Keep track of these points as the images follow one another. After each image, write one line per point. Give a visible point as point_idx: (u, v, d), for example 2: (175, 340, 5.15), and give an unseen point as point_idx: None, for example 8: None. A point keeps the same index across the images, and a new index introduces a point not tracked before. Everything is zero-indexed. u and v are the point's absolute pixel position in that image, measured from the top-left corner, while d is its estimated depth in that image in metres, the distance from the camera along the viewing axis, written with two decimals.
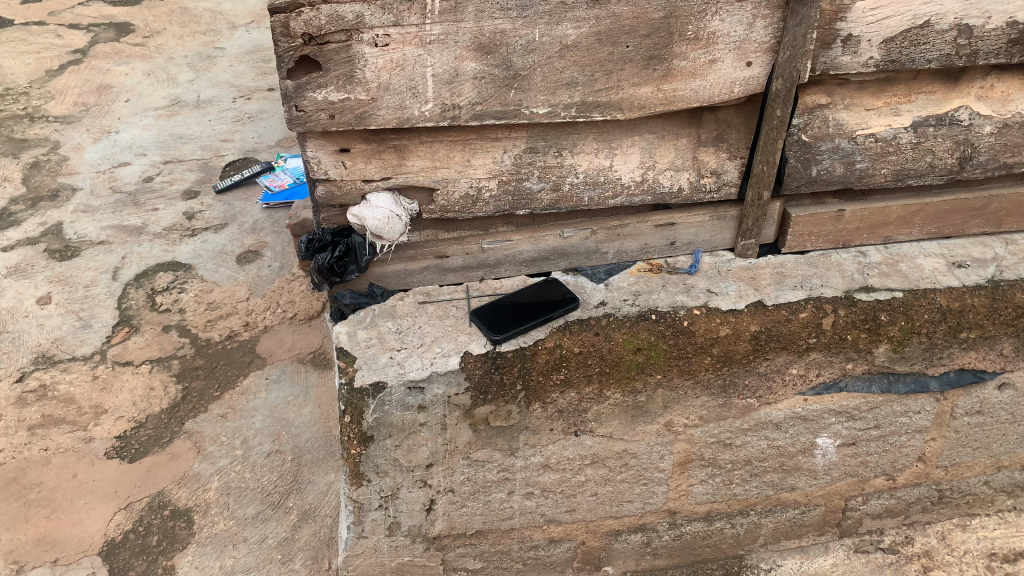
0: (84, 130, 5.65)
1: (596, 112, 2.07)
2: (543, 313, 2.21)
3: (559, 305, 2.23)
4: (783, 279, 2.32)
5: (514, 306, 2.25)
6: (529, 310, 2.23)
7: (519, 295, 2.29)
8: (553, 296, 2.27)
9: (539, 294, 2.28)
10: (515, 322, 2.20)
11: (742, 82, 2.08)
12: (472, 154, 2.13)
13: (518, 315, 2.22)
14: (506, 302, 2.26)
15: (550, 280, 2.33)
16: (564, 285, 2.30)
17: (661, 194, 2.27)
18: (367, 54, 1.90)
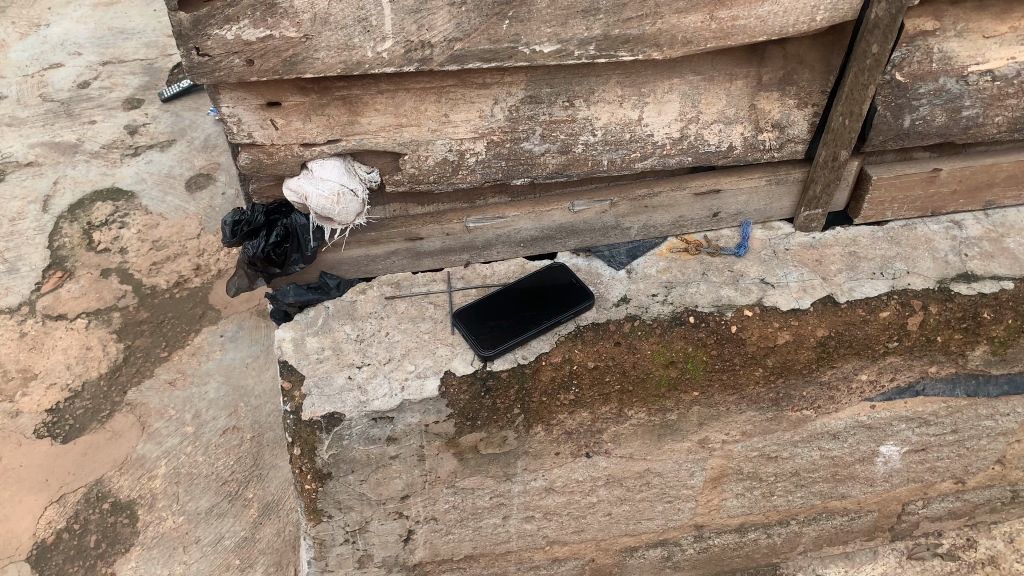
0: (9, 24, 4.90)
1: (623, 50, 1.47)
2: (550, 314, 1.70)
3: (569, 302, 1.72)
4: (858, 263, 1.79)
5: (504, 307, 1.73)
6: (531, 311, 1.72)
7: (518, 287, 1.77)
8: (562, 289, 1.75)
9: (544, 286, 1.77)
10: (513, 327, 1.69)
11: (829, 6, 1.47)
12: (451, 106, 1.56)
13: (517, 317, 1.71)
14: (501, 297, 1.75)
15: (557, 266, 1.80)
16: (575, 274, 1.78)
17: (705, 155, 1.70)
18: None
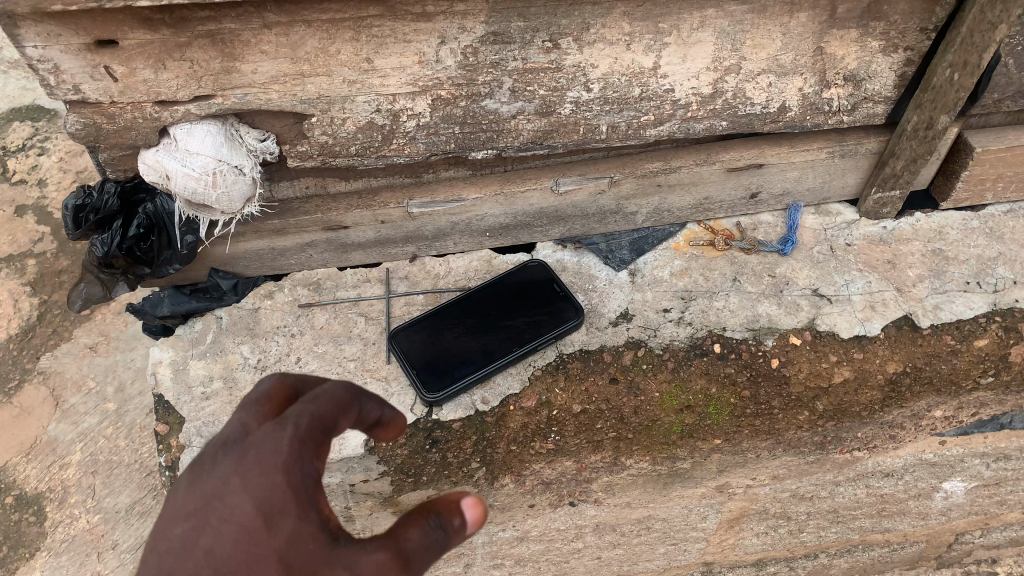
0: None
1: None
2: (519, 340, 1.23)
3: (546, 322, 1.24)
4: (947, 267, 1.31)
5: (462, 324, 1.26)
6: (492, 334, 1.24)
7: (475, 300, 1.29)
8: (536, 302, 1.27)
9: (511, 297, 1.29)
10: (470, 359, 1.22)
11: None
12: (374, 48, 1.04)
13: (474, 342, 1.24)
14: (453, 315, 1.27)
15: (530, 266, 1.32)
16: (556, 278, 1.30)
17: (745, 118, 1.20)
18: None
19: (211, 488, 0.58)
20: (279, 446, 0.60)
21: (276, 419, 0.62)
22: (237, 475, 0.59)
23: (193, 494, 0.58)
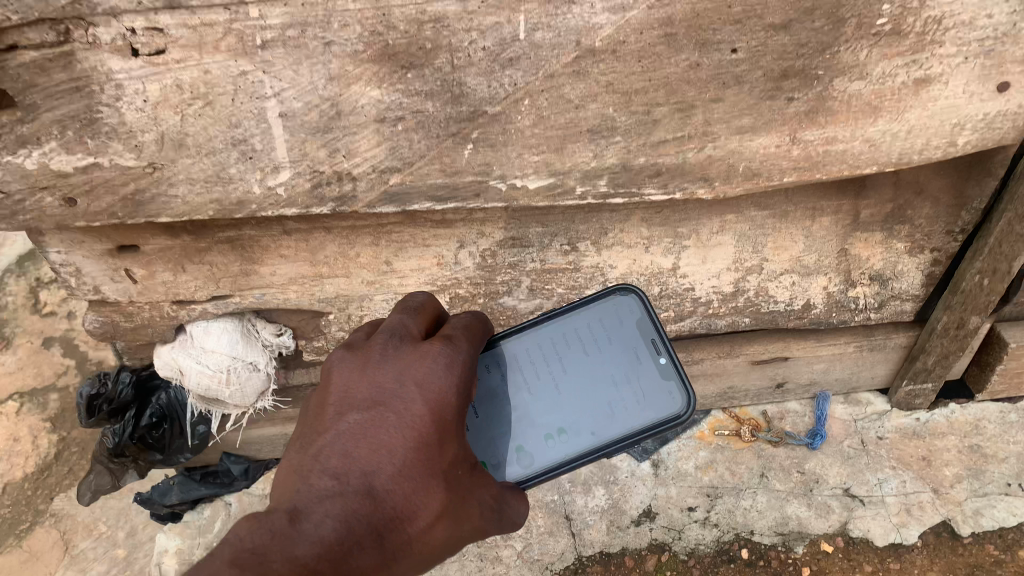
0: None
1: (654, 187, 0.97)
2: (590, 436, 0.89)
3: (632, 405, 0.90)
4: (984, 466, 1.24)
5: (523, 379, 0.91)
6: (549, 415, 0.90)
7: (529, 342, 0.92)
8: (623, 368, 0.92)
9: (584, 352, 0.93)
10: (530, 440, 0.88)
11: (979, 127, 0.94)
12: (391, 251, 1.05)
13: (537, 422, 0.89)
14: (496, 361, 0.90)
15: (618, 295, 0.93)
16: (653, 320, 0.92)
17: (770, 313, 1.18)
18: (118, 77, 0.82)
19: (382, 384, 0.65)
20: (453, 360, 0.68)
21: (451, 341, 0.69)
22: (407, 375, 0.65)
23: (365, 380, 0.65)
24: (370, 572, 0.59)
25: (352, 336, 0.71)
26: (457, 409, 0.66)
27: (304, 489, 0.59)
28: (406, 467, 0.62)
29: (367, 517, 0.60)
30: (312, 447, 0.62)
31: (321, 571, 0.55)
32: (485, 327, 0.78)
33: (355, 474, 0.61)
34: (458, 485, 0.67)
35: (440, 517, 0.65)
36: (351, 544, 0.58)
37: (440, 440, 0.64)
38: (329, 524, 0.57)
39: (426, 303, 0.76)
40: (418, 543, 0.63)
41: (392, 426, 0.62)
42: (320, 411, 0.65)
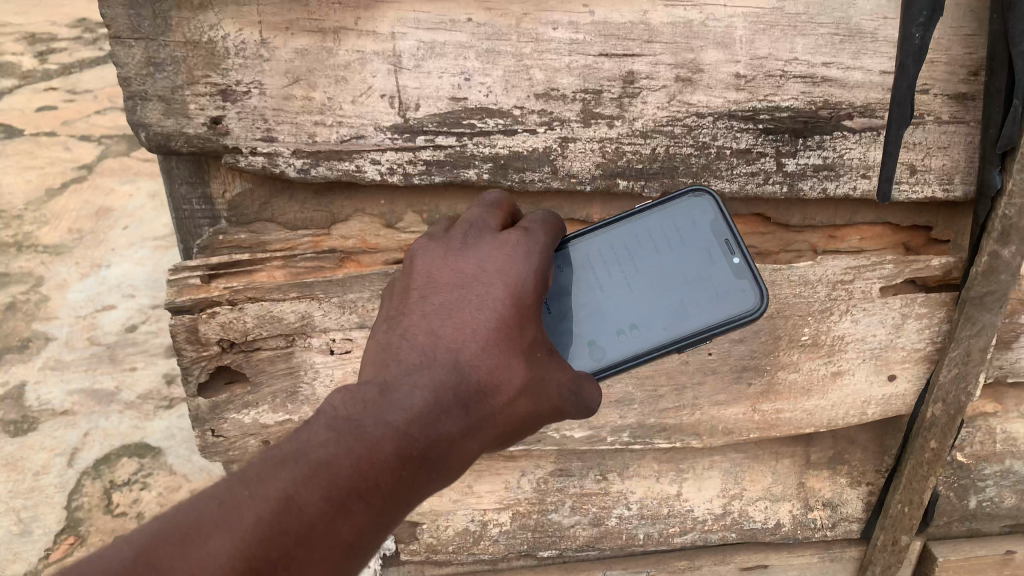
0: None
1: (661, 437, 1.41)
2: (657, 330, 1.04)
3: (710, 300, 1.05)
4: None
5: (595, 268, 1.07)
6: (621, 312, 1.06)
7: (609, 234, 1.08)
8: (699, 262, 1.07)
9: (660, 241, 1.08)
10: (602, 338, 1.04)
11: (880, 401, 1.39)
12: (474, 476, 1.49)
13: (608, 317, 1.05)
14: (578, 258, 1.07)
15: (694, 195, 1.08)
16: (726, 220, 1.06)
17: (751, 530, 1.55)
18: (318, 365, 1.30)
19: (464, 271, 0.87)
20: (523, 259, 0.89)
21: (522, 248, 0.90)
22: (487, 272, 0.86)
23: (448, 283, 0.85)
24: (457, 437, 0.76)
25: (434, 232, 0.95)
26: (532, 297, 0.87)
27: (393, 360, 0.77)
28: (484, 341, 0.80)
29: (454, 389, 0.76)
30: (401, 322, 0.82)
31: (408, 431, 0.72)
32: (558, 224, 1.00)
33: (441, 349, 0.78)
34: (536, 366, 0.86)
35: (521, 381, 0.83)
36: (439, 412, 0.74)
37: (516, 317, 0.84)
38: (416, 395, 0.74)
39: (499, 200, 0.98)
40: (502, 413, 0.81)
41: (469, 306, 0.83)
42: (411, 290, 0.86)
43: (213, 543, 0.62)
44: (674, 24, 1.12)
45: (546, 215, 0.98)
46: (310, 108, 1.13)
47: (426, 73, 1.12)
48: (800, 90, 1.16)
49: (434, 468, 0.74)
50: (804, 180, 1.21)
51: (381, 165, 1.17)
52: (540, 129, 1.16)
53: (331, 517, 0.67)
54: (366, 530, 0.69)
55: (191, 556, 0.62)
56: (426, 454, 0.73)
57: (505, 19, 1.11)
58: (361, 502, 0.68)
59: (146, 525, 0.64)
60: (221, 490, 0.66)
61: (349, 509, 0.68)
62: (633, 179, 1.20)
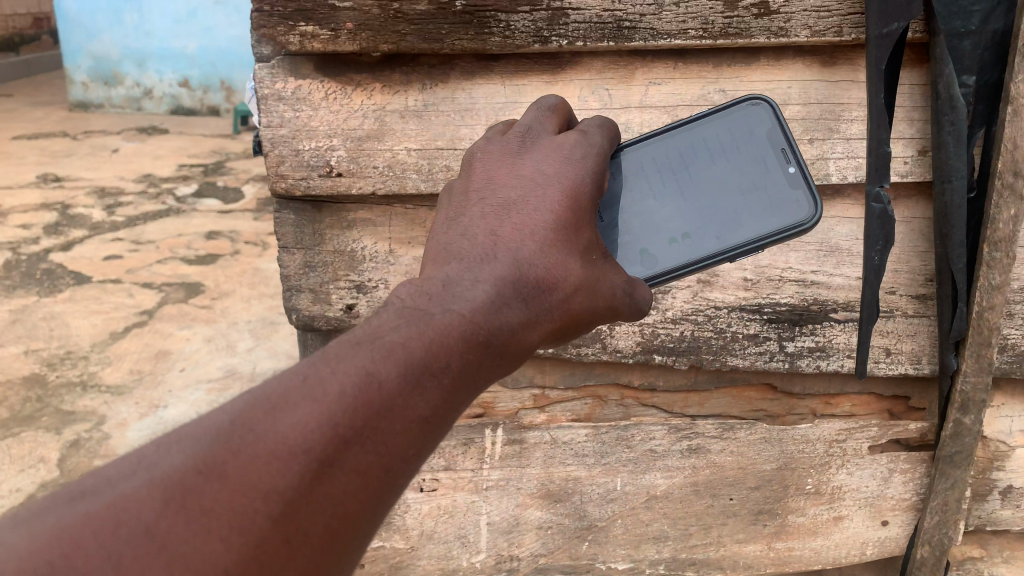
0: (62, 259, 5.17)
1: (691, 570, 1.67)
2: (710, 240, 1.10)
3: (762, 211, 1.11)
4: None
5: (653, 159, 1.15)
6: (674, 221, 1.12)
7: (666, 144, 1.16)
8: (754, 178, 1.13)
9: (717, 151, 1.15)
10: (654, 245, 1.10)
11: (876, 543, 1.65)
12: None
13: (660, 228, 1.12)
14: (633, 166, 1.15)
15: (752, 105, 1.15)
16: (782, 127, 1.13)
17: None
18: (409, 499, 1.61)
19: (524, 172, 0.89)
20: (581, 155, 0.93)
21: (578, 138, 0.95)
22: (547, 165, 0.90)
23: (512, 176, 0.89)
24: (523, 324, 0.77)
25: (492, 134, 0.97)
26: (591, 185, 0.90)
27: (456, 257, 0.78)
28: (544, 241, 0.83)
29: (518, 279, 0.78)
30: (463, 221, 0.84)
31: (473, 319, 0.73)
32: (614, 129, 1.03)
33: (502, 245, 0.80)
34: (594, 266, 0.89)
35: (585, 276, 0.86)
36: (502, 300, 0.76)
37: (576, 220, 0.87)
38: (478, 289, 0.75)
39: (557, 105, 1.01)
40: (567, 302, 0.84)
41: (530, 207, 0.85)
42: (469, 193, 0.89)
43: (300, 414, 0.63)
44: None
45: (601, 120, 1.01)
46: None
47: None
48: (795, 290, 1.51)
49: (503, 354, 0.76)
50: (802, 358, 1.53)
51: None
52: None
53: (406, 392, 0.67)
54: (447, 407, 0.70)
55: (282, 423, 0.63)
56: (506, 342, 0.75)
57: None
58: (433, 380, 0.69)
59: (235, 399, 0.65)
60: (302, 368, 0.66)
61: (423, 386, 0.69)
62: (667, 355, 1.54)
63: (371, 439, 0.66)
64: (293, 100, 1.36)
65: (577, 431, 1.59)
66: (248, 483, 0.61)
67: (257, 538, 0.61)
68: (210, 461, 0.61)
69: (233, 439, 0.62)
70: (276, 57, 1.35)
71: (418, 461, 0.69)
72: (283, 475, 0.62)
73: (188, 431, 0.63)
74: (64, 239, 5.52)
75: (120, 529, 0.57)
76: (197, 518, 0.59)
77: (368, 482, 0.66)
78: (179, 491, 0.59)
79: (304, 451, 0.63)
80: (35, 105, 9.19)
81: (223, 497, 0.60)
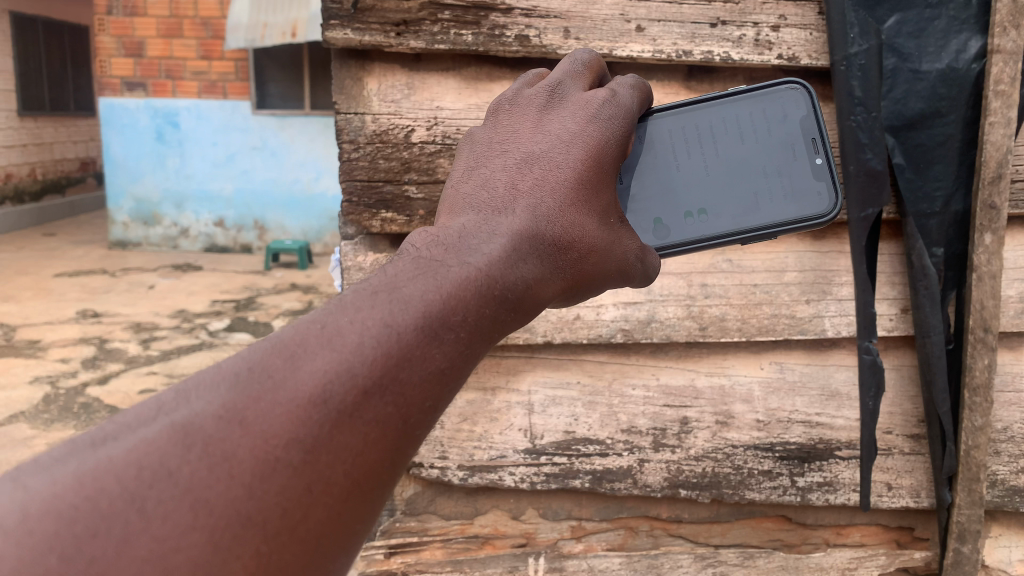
0: (103, 391, 5.38)
1: None
2: (724, 221, 1.21)
3: (779, 198, 1.21)
4: None
5: (681, 126, 1.24)
6: (693, 196, 1.22)
7: (699, 114, 1.24)
8: (776, 166, 1.23)
9: (746, 131, 1.24)
10: (668, 216, 1.20)
11: None
12: None
13: (676, 202, 1.21)
14: (661, 133, 1.24)
15: (791, 89, 1.24)
16: (815, 116, 1.22)
17: None
18: None
19: (551, 125, 0.87)
20: (610, 112, 0.91)
21: (607, 94, 0.93)
22: (574, 119, 0.88)
23: (541, 127, 0.87)
24: (542, 281, 0.75)
25: (522, 82, 0.96)
26: (618, 138, 0.89)
27: (476, 208, 0.76)
28: (563, 199, 0.81)
29: (539, 234, 0.76)
30: (485, 170, 0.82)
31: (492, 272, 0.68)
32: (647, 92, 1.05)
33: (525, 197, 0.79)
34: (613, 229, 0.88)
35: (600, 238, 0.85)
36: (520, 254, 0.72)
37: (596, 179, 0.85)
38: (495, 242, 0.71)
39: (594, 53, 1.00)
40: (586, 262, 0.83)
41: (551, 165, 0.83)
42: (492, 144, 0.86)
43: (320, 361, 0.58)
44: (712, 386, 1.72)
45: (631, 82, 1.01)
46: (472, 436, 1.72)
47: (549, 415, 1.72)
48: (803, 430, 1.71)
49: (521, 313, 0.72)
50: (812, 492, 1.71)
51: (516, 475, 1.73)
52: (624, 452, 1.72)
53: (426, 341, 0.62)
54: (472, 358, 0.66)
55: (302, 371, 0.58)
56: (527, 294, 0.72)
57: (601, 380, 1.72)
58: (450, 332, 0.64)
59: (252, 346, 0.60)
60: (320, 317, 0.62)
61: (442, 337, 0.63)
62: (691, 489, 1.72)
63: (388, 390, 0.60)
64: (371, 269, 1.64)
65: (611, 559, 1.77)
66: (270, 431, 0.56)
67: (280, 487, 0.55)
68: (235, 407, 0.56)
69: (254, 386, 0.57)
70: (359, 235, 1.63)
71: (433, 415, 0.63)
72: (303, 424, 0.57)
73: (206, 377, 0.58)
74: (103, 373, 5.72)
75: (143, 474, 0.52)
76: (220, 464, 0.54)
77: (388, 436, 0.60)
78: (203, 436, 0.54)
79: (323, 400, 0.57)
80: (78, 244, 9.68)
81: (246, 444, 0.55)
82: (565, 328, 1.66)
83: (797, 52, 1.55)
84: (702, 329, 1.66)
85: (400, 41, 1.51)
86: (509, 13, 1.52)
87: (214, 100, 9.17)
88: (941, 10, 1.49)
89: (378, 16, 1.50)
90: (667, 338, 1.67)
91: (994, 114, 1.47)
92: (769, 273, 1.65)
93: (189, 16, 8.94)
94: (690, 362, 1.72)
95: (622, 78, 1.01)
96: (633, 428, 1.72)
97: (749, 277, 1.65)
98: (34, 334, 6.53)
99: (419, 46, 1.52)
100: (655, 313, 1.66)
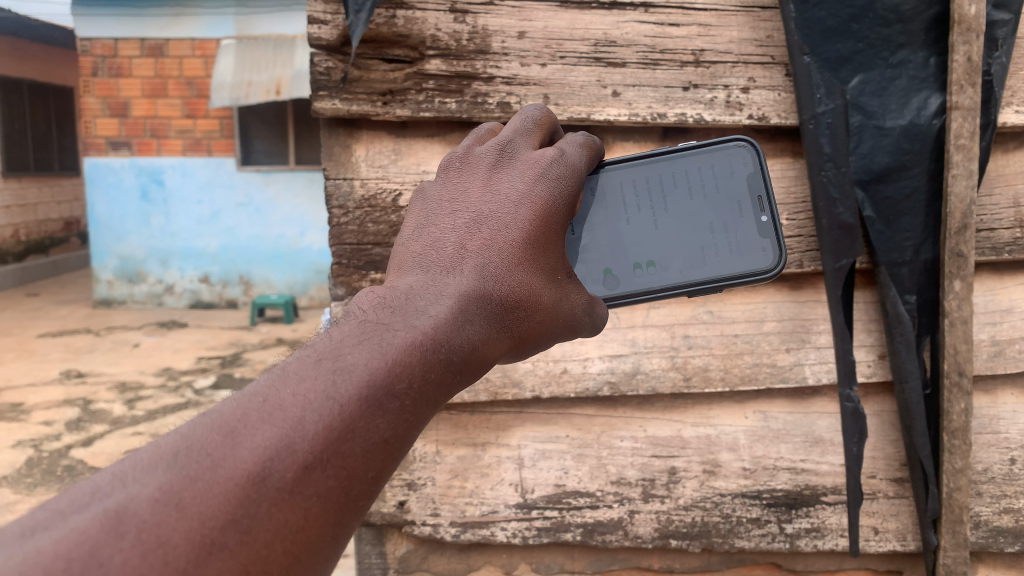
0: (87, 452, 5.32)
1: None
2: (673, 274, 1.25)
3: (727, 255, 1.25)
4: None
5: (631, 180, 1.28)
6: (643, 248, 1.26)
7: (650, 168, 1.28)
8: (724, 221, 1.27)
9: (696, 186, 1.28)
10: (619, 267, 1.24)
11: None
12: None
13: (627, 253, 1.25)
14: (613, 184, 1.27)
15: (740, 146, 1.28)
16: (762, 173, 1.26)
17: None
18: None
19: (497, 184, 0.90)
20: (557, 170, 0.94)
21: (554, 151, 0.95)
22: (519, 177, 0.91)
23: (487, 184, 0.90)
24: (487, 344, 0.78)
25: (472, 138, 0.97)
26: (563, 198, 0.92)
27: (424, 269, 0.79)
28: (510, 261, 0.84)
29: (487, 296, 0.79)
30: (433, 230, 0.84)
31: (438, 335, 0.72)
32: (597, 148, 1.07)
33: (472, 258, 0.81)
34: (560, 286, 0.91)
35: (548, 298, 0.88)
36: (466, 318, 0.75)
37: (542, 237, 0.88)
38: (441, 304, 0.75)
39: (543, 110, 1.02)
40: (533, 322, 0.86)
41: (498, 226, 0.85)
42: (441, 202, 0.89)
43: (260, 437, 0.61)
44: (698, 436, 1.75)
45: (581, 137, 1.03)
46: (463, 492, 1.74)
47: (540, 468, 1.74)
48: (788, 476, 1.74)
49: (465, 374, 0.75)
50: (800, 538, 1.73)
51: (508, 530, 1.75)
52: (615, 504, 1.74)
53: (369, 412, 0.65)
54: (415, 425, 0.69)
55: (241, 448, 0.61)
56: (472, 356, 0.75)
57: (589, 434, 1.75)
58: (393, 400, 0.67)
59: (191, 423, 0.63)
60: (262, 389, 0.64)
61: (386, 406, 0.67)
62: (682, 538, 1.75)
63: (329, 460, 0.63)
64: None
65: None
66: (206, 512, 0.58)
67: (215, 570, 0.57)
68: (171, 489, 0.58)
69: (191, 466, 0.59)
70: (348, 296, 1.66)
71: (374, 483, 0.66)
72: (240, 504, 0.59)
73: (142, 460, 0.60)
74: (87, 434, 5.66)
75: (73, 566, 0.53)
76: (154, 550, 0.56)
77: (329, 509, 0.63)
78: (137, 522, 0.56)
79: (263, 477, 0.60)
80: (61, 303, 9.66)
81: (180, 528, 0.57)
82: (553, 382, 1.69)
83: (767, 112, 1.63)
84: (686, 380, 1.70)
85: (387, 110, 1.57)
86: (490, 81, 1.59)
87: (199, 158, 9.24)
88: (901, 70, 1.56)
89: (365, 87, 1.57)
90: (653, 389, 1.71)
91: (956, 167, 1.53)
92: (749, 323, 1.70)
93: (173, 76, 9.05)
94: (677, 413, 1.75)
95: (571, 135, 1.04)
96: (622, 479, 1.74)
97: (730, 327, 1.70)
98: (18, 396, 6.48)
99: (405, 114, 1.58)
100: (640, 365, 1.70)
